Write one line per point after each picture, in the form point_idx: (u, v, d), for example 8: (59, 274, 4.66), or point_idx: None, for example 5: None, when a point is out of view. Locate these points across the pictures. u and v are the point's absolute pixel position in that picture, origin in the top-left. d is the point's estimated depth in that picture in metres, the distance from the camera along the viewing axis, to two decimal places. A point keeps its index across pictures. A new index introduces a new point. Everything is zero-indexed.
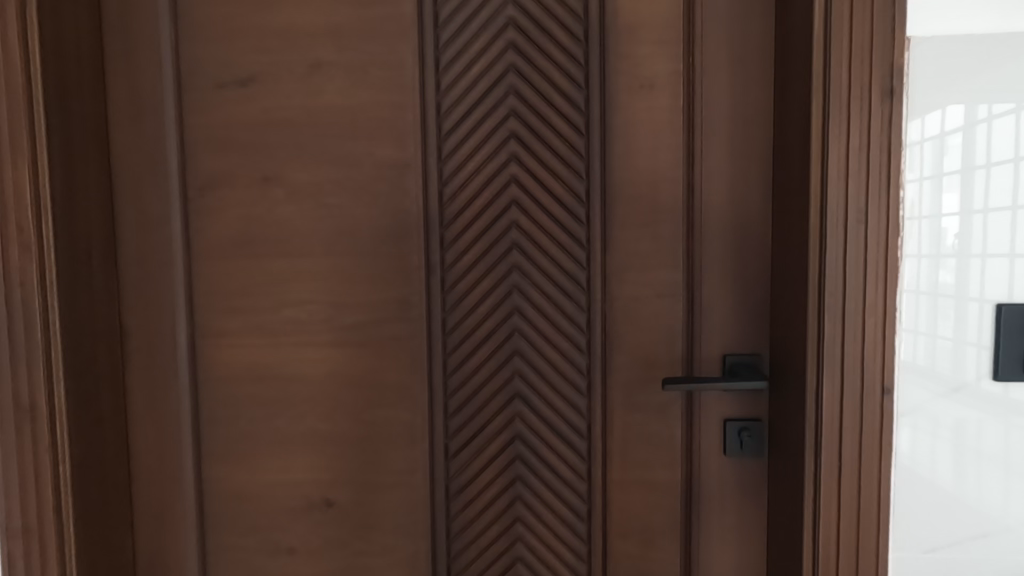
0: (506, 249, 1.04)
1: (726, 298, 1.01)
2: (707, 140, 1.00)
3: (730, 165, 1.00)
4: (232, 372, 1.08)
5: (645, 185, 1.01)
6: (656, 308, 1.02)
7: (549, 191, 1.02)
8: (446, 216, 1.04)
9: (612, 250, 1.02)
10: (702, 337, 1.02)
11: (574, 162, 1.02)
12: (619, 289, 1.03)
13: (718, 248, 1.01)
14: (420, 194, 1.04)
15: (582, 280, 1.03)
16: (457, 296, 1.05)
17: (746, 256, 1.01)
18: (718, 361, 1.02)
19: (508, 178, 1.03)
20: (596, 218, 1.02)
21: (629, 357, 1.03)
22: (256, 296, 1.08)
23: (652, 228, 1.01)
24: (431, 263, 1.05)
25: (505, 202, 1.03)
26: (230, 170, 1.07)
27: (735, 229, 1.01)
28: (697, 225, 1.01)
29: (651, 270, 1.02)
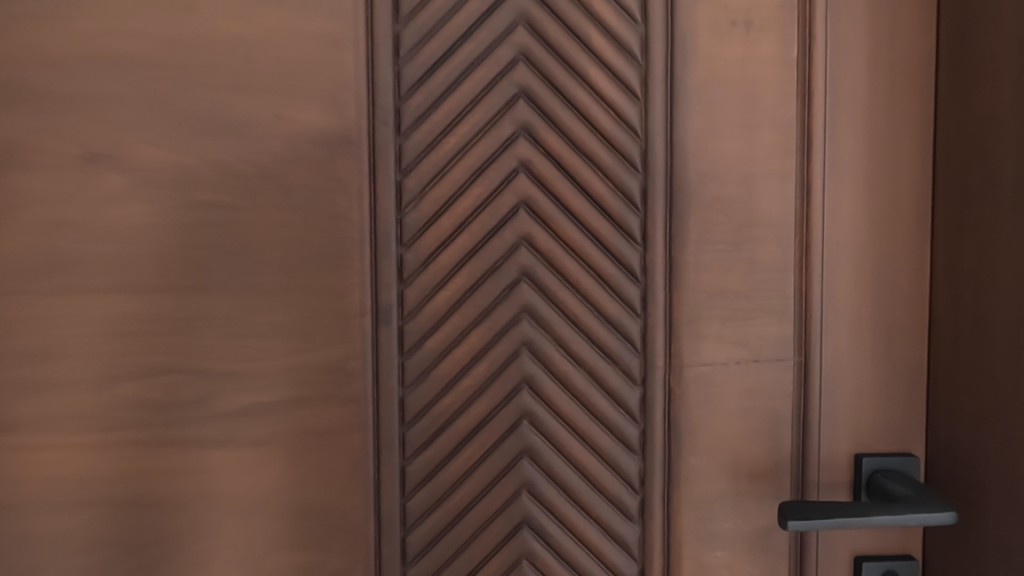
0: (511, 283, 0.63)
1: (861, 363, 0.64)
2: (833, 114, 0.63)
3: (869, 152, 0.63)
4: (24, 495, 0.62)
5: (739, 184, 0.63)
6: (751, 381, 0.64)
7: (581, 188, 0.63)
8: (409, 227, 0.63)
9: (683, 286, 0.63)
10: (823, 426, 0.64)
11: (623, 143, 0.63)
12: (694, 349, 0.63)
13: (849, 284, 0.63)
14: (365, 189, 0.62)
15: (634, 335, 0.64)
16: (427, 359, 0.63)
17: (891, 297, 0.63)
18: (846, 463, 0.64)
19: (515, 166, 0.62)
20: (659, 235, 0.63)
21: (710, 459, 0.64)
22: (69, 361, 0.61)
23: (748, 252, 0.63)
24: (384, 304, 0.63)
25: (510, 206, 0.63)
26: (18, 138, 0.60)
27: (874, 255, 0.63)
28: (818, 247, 0.63)
29: (745, 318, 0.63)
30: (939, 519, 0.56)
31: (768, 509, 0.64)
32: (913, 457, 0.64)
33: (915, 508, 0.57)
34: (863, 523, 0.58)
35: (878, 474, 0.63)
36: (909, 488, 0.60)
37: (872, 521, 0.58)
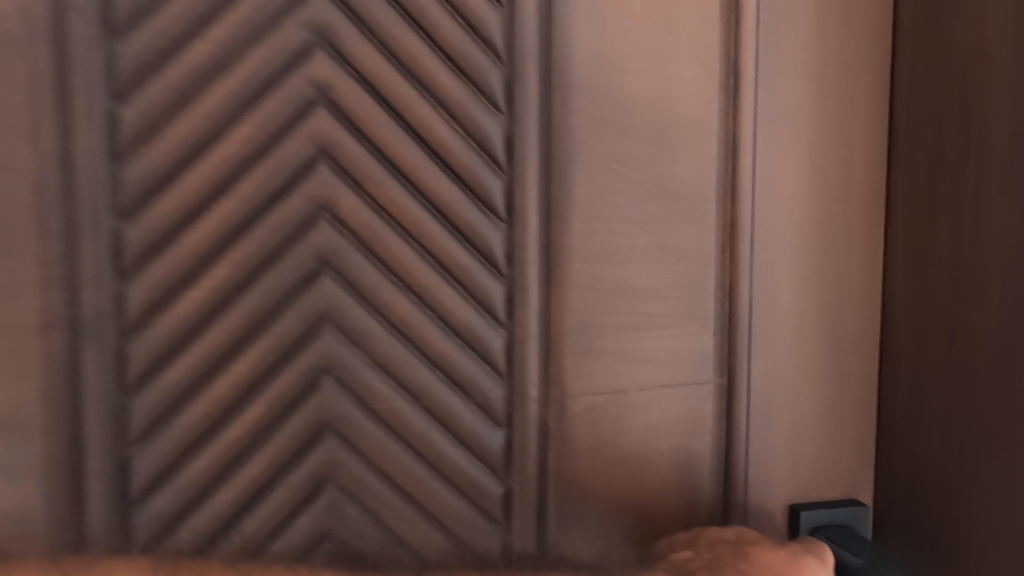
0: (306, 276, 0.41)
1: (801, 385, 0.47)
2: (770, 45, 0.45)
3: (815, 101, 0.46)
4: None
5: (646, 136, 0.44)
6: (659, 413, 0.45)
7: (415, 134, 0.42)
8: (131, 186, 0.39)
9: (567, 282, 0.44)
10: (752, 472, 0.47)
11: (479, 71, 0.42)
12: (583, 372, 0.44)
13: (785, 280, 0.46)
14: (49, 120, 0.37)
15: (496, 354, 0.44)
16: (169, 396, 0.40)
17: (838, 296, 0.48)
18: (778, 518, 0.48)
19: (309, 95, 0.40)
20: (532, 208, 0.43)
21: (605, 525, 0.45)
22: None
23: (659, 234, 0.45)
24: (90, 311, 0.38)
25: (301, 156, 0.40)
26: None
27: (816, 241, 0.47)
28: (747, 228, 0.45)
29: (652, 328, 0.45)
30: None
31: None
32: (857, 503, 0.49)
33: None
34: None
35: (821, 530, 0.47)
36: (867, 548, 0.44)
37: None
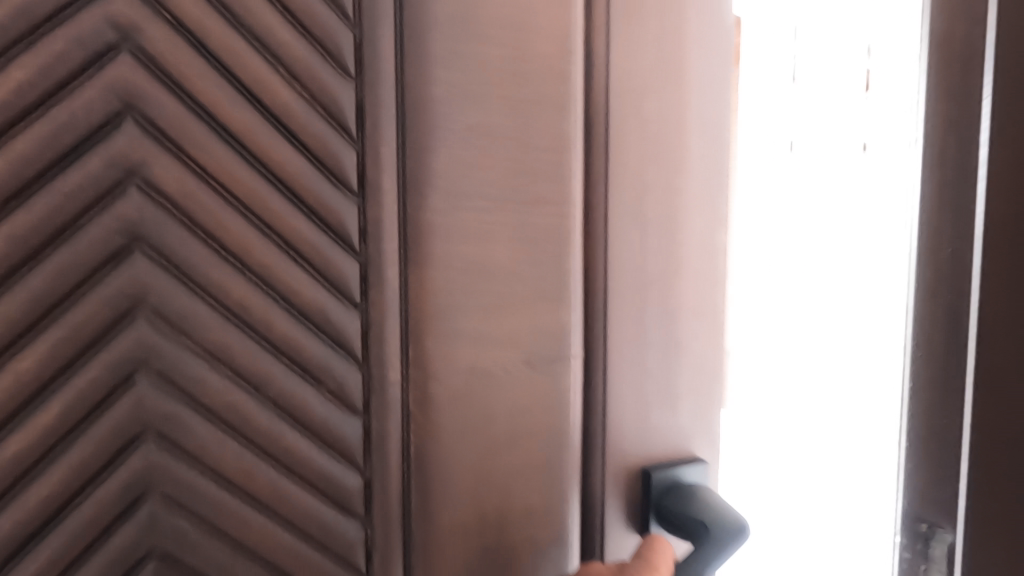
0: (114, 253, 0.35)
1: (658, 357, 0.48)
2: (622, 18, 0.45)
3: (673, 75, 0.46)
4: None
5: (507, 110, 0.43)
6: (522, 391, 0.45)
7: (246, 92, 0.37)
8: None
9: (429, 261, 0.42)
10: (610, 442, 0.47)
11: (324, 26, 0.38)
12: (446, 352, 0.43)
13: (641, 254, 0.47)
14: None
15: (352, 337, 0.41)
16: None
17: (696, 269, 0.48)
18: (631, 481, 0.49)
19: (110, 38, 0.34)
20: (389, 180, 0.41)
21: (468, 507, 0.44)
22: None
23: (521, 210, 0.44)
24: None
25: (103, 110, 0.34)
26: None
27: (671, 215, 0.47)
28: (603, 203, 0.46)
29: (514, 304, 0.44)
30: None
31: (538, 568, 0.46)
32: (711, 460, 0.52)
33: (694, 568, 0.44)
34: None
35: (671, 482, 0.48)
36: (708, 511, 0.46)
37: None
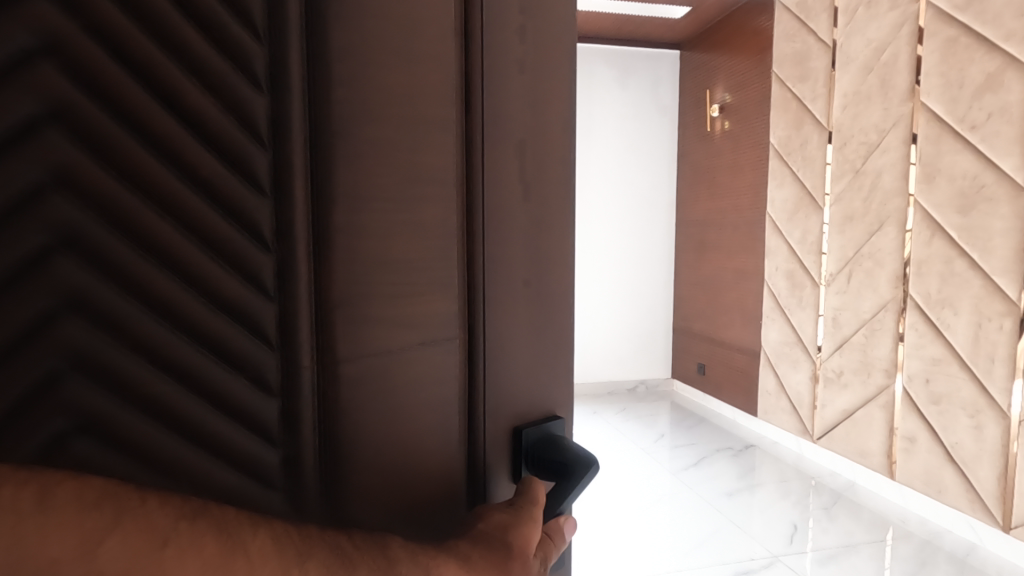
0: (41, 255, 0.43)
1: (523, 336, 0.60)
2: (490, 60, 0.55)
3: (531, 113, 0.59)
4: None
5: (400, 126, 0.51)
6: (416, 365, 0.54)
7: (172, 111, 0.47)
8: None
9: (335, 251, 0.50)
10: (485, 400, 0.58)
11: (241, 47, 0.48)
12: (348, 331, 0.51)
13: (506, 248, 0.58)
14: None
15: (261, 319, 0.51)
16: None
17: (549, 262, 0.62)
18: (503, 434, 0.60)
19: (34, 50, 0.41)
20: (297, 179, 0.50)
21: (360, 471, 0.52)
22: None
23: (412, 213, 0.52)
24: None
25: (24, 122, 0.42)
26: None
27: (528, 216, 0.59)
28: (476, 208, 0.55)
29: (406, 293, 0.53)
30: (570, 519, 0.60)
31: (434, 519, 0.56)
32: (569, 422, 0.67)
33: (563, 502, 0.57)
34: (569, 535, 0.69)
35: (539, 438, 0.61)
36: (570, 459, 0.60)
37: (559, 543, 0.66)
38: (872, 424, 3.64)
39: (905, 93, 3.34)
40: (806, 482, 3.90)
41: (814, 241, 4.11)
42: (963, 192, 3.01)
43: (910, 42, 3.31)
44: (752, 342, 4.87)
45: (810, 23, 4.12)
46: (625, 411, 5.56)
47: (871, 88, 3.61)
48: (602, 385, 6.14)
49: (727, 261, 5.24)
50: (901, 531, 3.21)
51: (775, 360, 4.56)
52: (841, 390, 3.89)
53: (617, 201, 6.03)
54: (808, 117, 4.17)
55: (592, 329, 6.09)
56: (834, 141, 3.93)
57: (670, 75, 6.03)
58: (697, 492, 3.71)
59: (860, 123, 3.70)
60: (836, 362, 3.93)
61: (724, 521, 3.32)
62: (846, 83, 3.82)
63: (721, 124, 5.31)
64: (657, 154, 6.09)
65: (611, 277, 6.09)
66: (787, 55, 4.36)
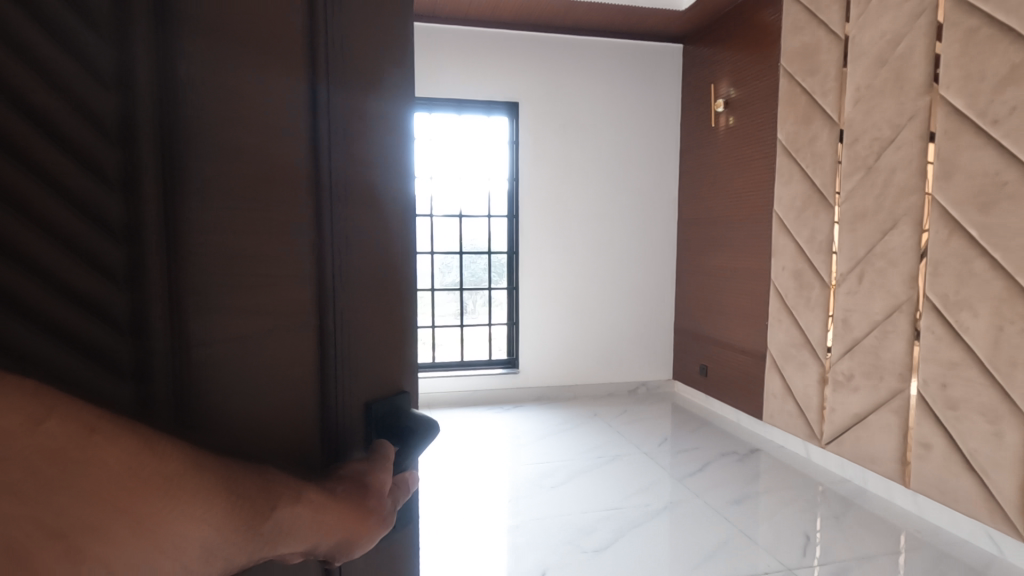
0: None
1: (370, 322, 0.72)
2: (336, 95, 0.66)
3: (374, 140, 0.69)
4: None
5: (253, 152, 0.61)
6: (275, 349, 0.65)
7: (17, 107, 0.49)
8: None
9: (195, 248, 0.59)
10: (341, 381, 0.69)
11: (83, 45, 0.52)
12: (207, 318, 0.60)
13: (358, 257, 0.69)
14: None
15: (106, 299, 0.56)
16: None
17: (398, 265, 0.74)
18: (358, 411, 0.72)
19: None
20: (150, 185, 0.56)
21: (226, 429, 0.61)
22: None
23: (266, 219, 0.62)
24: None
25: None
26: None
27: (375, 229, 0.70)
28: (327, 222, 0.66)
29: (260, 284, 0.63)
30: (416, 476, 0.73)
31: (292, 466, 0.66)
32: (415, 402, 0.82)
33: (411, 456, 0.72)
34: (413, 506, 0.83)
35: (392, 405, 0.75)
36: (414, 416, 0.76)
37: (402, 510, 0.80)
38: (883, 429, 3.51)
39: (922, 86, 3.21)
40: (813, 489, 3.79)
41: (823, 240, 3.97)
42: (983, 189, 2.89)
43: (927, 33, 3.18)
44: (757, 343, 4.74)
45: (820, 14, 3.98)
46: (626, 413, 5.44)
47: (885, 82, 3.47)
48: (602, 386, 6.02)
49: (731, 260, 5.11)
50: (915, 542, 3.11)
51: (780, 362, 4.43)
52: (851, 394, 3.75)
53: (618, 199, 5.89)
54: (817, 111, 4.03)
55: (592, 329, 5.97)
56: (845, 137, 3.79)
57: (670, 69, 5.89)
58: (703, 500, 3.60)
59: (873, 118, 3.56)
60: (845, 365, 3.79)
61: (734, 533, 3.21)
62: (857, 76, 3.68)
63: (725, 119, 5.17)
64: (659, 151, 5.95)
65: (612, 277, 5.96)
66: (795, 48, 4.22)
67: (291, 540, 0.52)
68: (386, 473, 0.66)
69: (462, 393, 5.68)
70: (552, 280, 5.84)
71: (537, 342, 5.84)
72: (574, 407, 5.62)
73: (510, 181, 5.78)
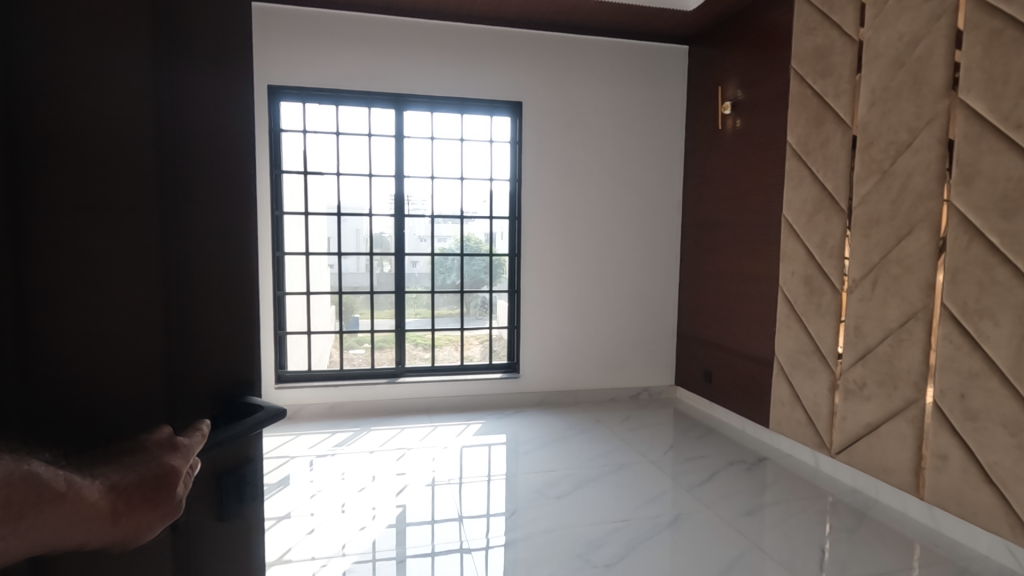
0: None
1: (219, 327, 0.83)
2: (199, 140, 0.77)
3: (223, 171, 0.82)
4: None
5: (142, 189, 0.67)
6: (141, 362, 0.68)
7: None
8: None
9: (84, 276, 0.60)
10: (193, 377, 0.79)
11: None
12: (84, 335, 0.61)
13: (214, 274, 0.81)
14: None
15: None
16: None
17: (243, 278, 0.88)
18: (201, 400, 0.81)
19: None
20: (46, 223, 0.57)
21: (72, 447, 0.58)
22: None
23: (149, 246, 0.68)
24: None
25: None
26: None
27: (227, 249, 0.83)
28: (194, 246, 0.77)
29: (134, 287, 0.66)
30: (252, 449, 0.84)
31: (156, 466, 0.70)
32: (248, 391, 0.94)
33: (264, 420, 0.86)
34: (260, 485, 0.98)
35: (232, 384, 0.87)
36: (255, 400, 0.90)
37: (250, 481, 0.93)
38: (897, 439, 3.44)
39: (942, 89, 3.14)
40: (824, 501, 3.71)
41: (835, 245, 3.90)
42: (1007, 195, 2.81)
43: (947, 35, 3.11)
44: (765, 350, 4.66)
45: (834, 15, 3.91)
46: (629, 419, 5.34)
47: (901, 84, 3.40)
48: (604, 392, 5.93)
49: (737, 264, 5.04)
50: (932, 556, 3.03)
51: (788, 368, 4.35)
52: (862, 403, 3.68)
53: (621, 201, 5.81)
54: (829, 114, 3.96)
55: (594, 334, 5.87)
56: (858, 140, 3.72)
57: (675, 69, 5.81)
58: (713, 511, 3.50)
59: (889, 121, 3.49)
60: (857, 373, 3.72)
61: (748, 548, 3.10)
62: (872, 78, 3.61)
63: (733, 122, 5.10)
64: (663, 153, 5.87)
65: (615, 280, 5.87)
66: (807, 49, 4.15)
67: (55, 537, 0.47)
68: (185, 456, 0.64)
69: (462, 398, 5.55)
70: (552, 283, 5.73)
71: (538, 346, 5.73)
72: (576, 413, 5.51)
73: (513, 182, 5.67)
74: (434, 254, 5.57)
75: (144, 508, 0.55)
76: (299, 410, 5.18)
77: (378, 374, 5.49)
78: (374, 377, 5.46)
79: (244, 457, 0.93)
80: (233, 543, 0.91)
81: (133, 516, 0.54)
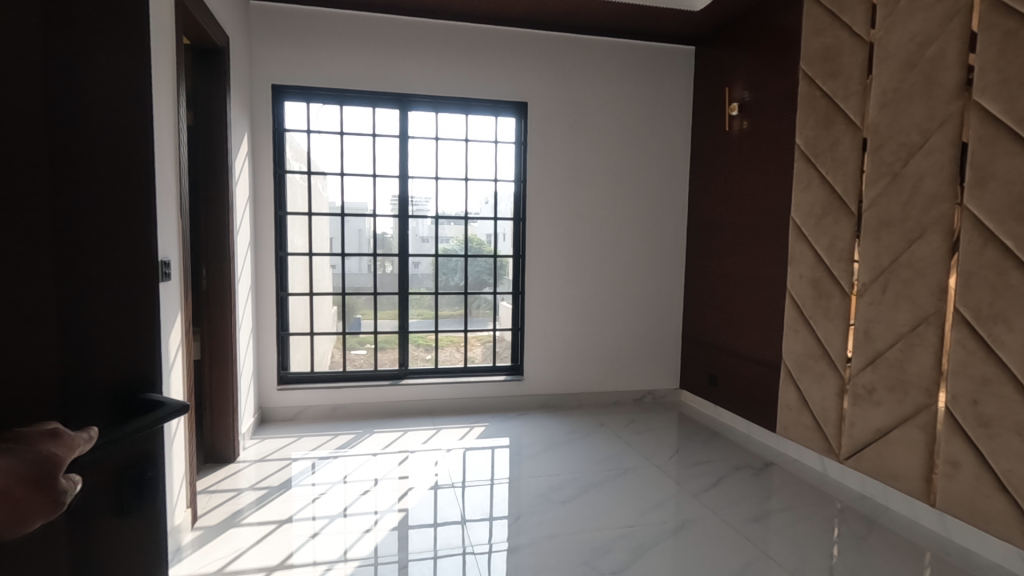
0: None
1: (116, 330, 0.83)
2: (87, 145, 0.76)
3: (109, 172, 0.80)
4: None
5: (27, 201, 0.66)
6: (31, 373, 0.68)
7: None
8: None
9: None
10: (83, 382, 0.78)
11: None
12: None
13: (111, 279, 0.81)
14: None
15: None
16: None
17: (139, 278, 0.87)
18: (92, 404, 0.80)
19: None
20: None
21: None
22: None
23: (41, 259, 0.68)
24: None
25: None
26: None
27: (124, 254, 0.84)
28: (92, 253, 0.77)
29: (21, 291, 0.65)
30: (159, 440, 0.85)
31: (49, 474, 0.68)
32: (153, 388, 0.94)
33: (164, 418, 0.87)
34: (159, 484, 0.98)
35: (132, 383, 0.88)
36: (157, 397, 0.91)
37: (148, 480, 0.94)
38: (908, 445, 3.39)
39: (956, 90, 3.09)
40: (832, 507, 3.66)
41: (844, 248, 3.85)
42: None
43: (961, 35, 3.07)
44: (772, 354, 4.61)
45: (844, 15, 3.86)
46: (633, 423, 5.29)
47: (914, 85, 3.36)
48: (608, 395, 5.89)
49: (744, 267, 4.99)
50: (945, 565, 2.98)
51: (796, 372, 4.30)
52: (872, 408, 3.63)
53: (626, 203, 5.77)
54: (839, 115, 3.91)
55: (598, 336, 5.83)
56: (869, 142, 3.68)
57: (680, 70, 5.77)
58: (721, 518, 3.44)
59: (900, 122, 3.44)
60: (867, 378, 3.67)
61: (756, 555, 3.06)
62: (883, 79, 3.57)
63: (740, 123, 5.05)
64: (669, 154, 5.83)
65: (619, 282, 5.83)
66: (816, 50, 4.11)
67: None
68: (70, 448, 0.64)
69: (465, 400, 5.52)
70: (556, 285, 5.69)
71: (541, 348, 5.69)
72: (579, 416, 5.47)
73: (517, 183, 5.64)
74: (437, 255, 5.53)
75: (28, 495, 0.57)
76: (301, 411, 5.14)
77: (380, 376, 5.45)
78: (377, 378, 5.43)
79: (144, 457, 0.93)
80: (136, 545, 0.92)
81: (20, 504, 0.56)
